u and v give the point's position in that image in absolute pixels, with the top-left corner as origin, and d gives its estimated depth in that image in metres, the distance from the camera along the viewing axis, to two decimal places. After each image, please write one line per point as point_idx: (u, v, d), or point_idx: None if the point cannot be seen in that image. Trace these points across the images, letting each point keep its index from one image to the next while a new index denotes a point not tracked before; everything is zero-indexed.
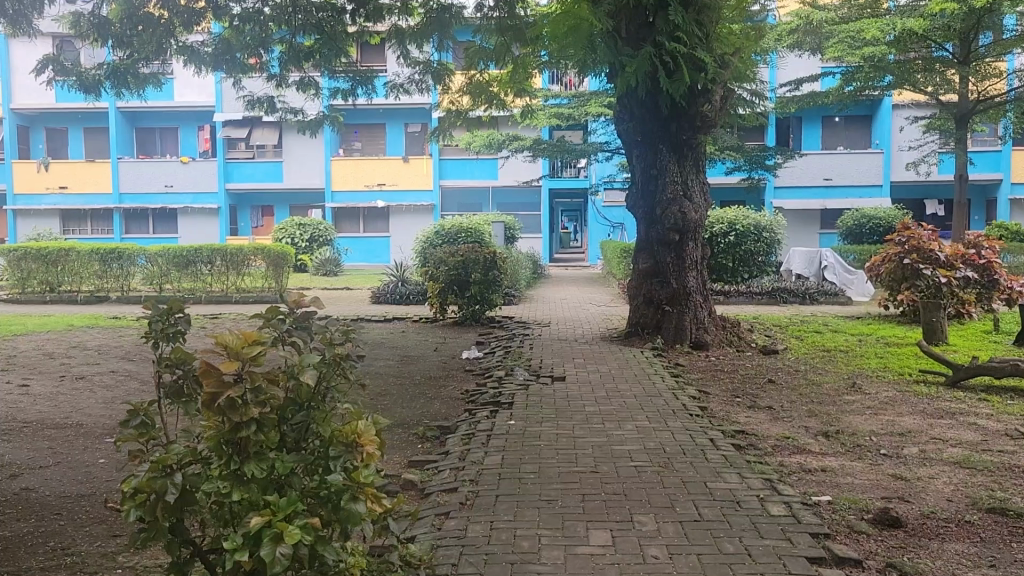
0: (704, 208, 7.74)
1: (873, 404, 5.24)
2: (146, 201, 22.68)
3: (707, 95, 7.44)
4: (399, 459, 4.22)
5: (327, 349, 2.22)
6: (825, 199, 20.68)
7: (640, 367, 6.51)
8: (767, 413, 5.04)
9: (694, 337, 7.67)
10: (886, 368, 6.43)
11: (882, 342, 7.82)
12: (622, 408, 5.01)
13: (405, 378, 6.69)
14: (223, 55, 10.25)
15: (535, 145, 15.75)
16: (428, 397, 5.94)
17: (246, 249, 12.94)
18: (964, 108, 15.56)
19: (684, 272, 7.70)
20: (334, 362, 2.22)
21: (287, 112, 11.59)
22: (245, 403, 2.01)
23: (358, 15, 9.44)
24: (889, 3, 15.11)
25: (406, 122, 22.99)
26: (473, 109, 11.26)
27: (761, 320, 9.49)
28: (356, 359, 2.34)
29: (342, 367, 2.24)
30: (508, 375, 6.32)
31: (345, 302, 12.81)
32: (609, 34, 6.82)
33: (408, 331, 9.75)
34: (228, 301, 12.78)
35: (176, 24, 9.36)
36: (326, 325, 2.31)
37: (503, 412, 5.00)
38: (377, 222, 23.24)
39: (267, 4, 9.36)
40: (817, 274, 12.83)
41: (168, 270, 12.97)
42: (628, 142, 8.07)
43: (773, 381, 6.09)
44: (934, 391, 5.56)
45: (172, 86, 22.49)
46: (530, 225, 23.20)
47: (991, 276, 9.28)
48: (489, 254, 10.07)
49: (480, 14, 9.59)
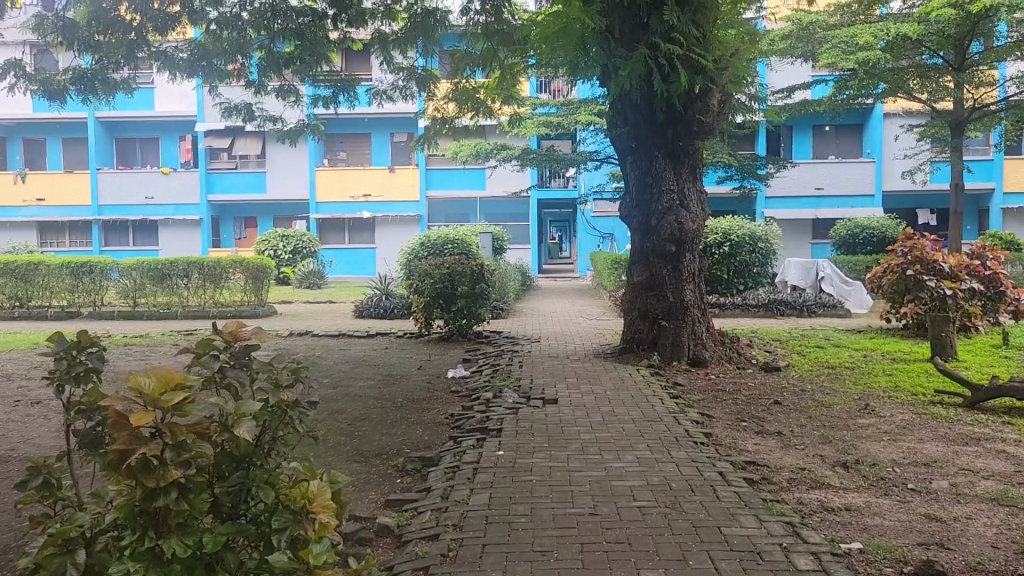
0: (701, 218, 7.37)
1: (890, 428, 4.85)
2: (126, 212, 22.17)
3: (703, 99, 7.09)
4: (375, 499, 3.79)
5: (272, 392, 1.81)
6: (817, 208, 20.41)
7: (638, 387, 6.10)
8: (777, 440, 4.65)
9: (692, 353, 7.26)
10: (898, 388, 6.04)
11: (888, 359, 7.44)
12: (621, 435, 4.60)
13: (386, 400, 6.27)
14: (200, 61, 9.81)
15: (523, 154, 15.36)
16: (409, 422, 5.50)
17: (224, 262, 12.48)
18: (960, 116, 15.36)
19: (681, 285, 7.33)
20: (281, 410, 1.83)
21: (266, 119, 11.15)
22: (164, 464, 1.55)
23: (340, 20, 9.11)
24: (881, 10, 14.90)
25: (392, 132, 22.58)
26: (459, 117, 10.86)
27: (759, 334, 9.12)
28: (309, 404, 1.94)
29: (289, 416, 1.82)
30: (496, 397, 5.90)
31: (327, 316, 12.36)
32: (601, 35, 6.47)
33: (391, 347, 9.34)
34: (205, 316, 12.34)
35: (149, 28, 8.96)
36: (272, 361, 1.90)
37: (492, 439, 4.59)
38: (363, 233, 22.80)
39: (246, 8, 9.02)
40: (814, 285, 12.45)
41: (143, 284, 12.48)
42: (621, 148, 7.69)
43: (779, 402, 5.69)
44: (953, 413, 5.18)
45: (152, 95, 22.01)
46: (518, 236, 22.82)
47: (996, 287, 8.97)
48: (476, 266, 9.68)
49: (466, 18, 9.26)
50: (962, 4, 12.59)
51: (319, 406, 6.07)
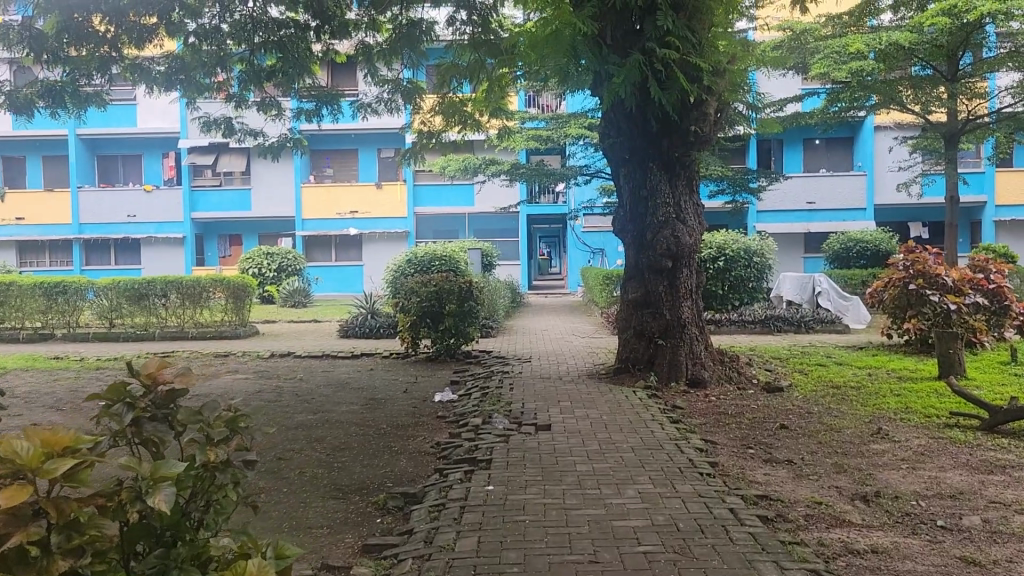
0: (698, 232, 7.06)
1: (907, 455, 4.53)
2: (107, 231, 21.77)
3: (700, 109, 6.76)
4: (350, 545, 3.43)
5: (199, 453, 1.61)
6: (809, 222, 20.20)
7: (635, 411, 5.74)
8: (788, 469, 4.32)
9: (690, 373, 6.93)
10: (910, 410, 5.71)
11: (895, 377, 7.12)
12: (620, 466, 4.26)
13: (370, 427, 5.92)
14: (178, 74, 9.39)
15: (512, 169, 15.05)
16: (392, 451, 5.14)
17: (203, 281, 12.07)
18: (953, 128, 15.22)
19: (678, 302, 7.02)
20: (209, 470, 1.61)
21: (246, 134, 10.77)
22: (47, 553, 1.26)
23: (323, 32, 8.94)
24: (871, 21, 14.75)
25: (379, 148, 22.26)
26: (446, 131, 10.54)
27: (758, 352, 8.80)
28: (245, 462, 1.71)
29: (214, 480, 1.61)
30: (486, 424, 5.55)
31: (310, 336, 11.97)
32: (592, 40, 6.19)
33: (376, 368, 8.98)
34: (184, 338, 11.94)
35: (123, 40, 8.60)
36: (201, 410, 1.69)
37: (480, 472, 4.24)
38: (350, 250, 22.44)
39: (225, 19, 8.77)
40: (810, 300, 12.15)
41: (120, 304, 12.07)
42: (613, 160, 7.39)
43: (785, 426, 5.35)
44: (971, 437, 4.86)
45: (134, 111, 21.63)
46: (507, 252, 22.53)
47: (1001, 302, 8.70)
48: (465, 283, 9.35)
49: (452, 28, 9.01)
50: (957, 12, 12.40)
51: (297, 434, 5.70)
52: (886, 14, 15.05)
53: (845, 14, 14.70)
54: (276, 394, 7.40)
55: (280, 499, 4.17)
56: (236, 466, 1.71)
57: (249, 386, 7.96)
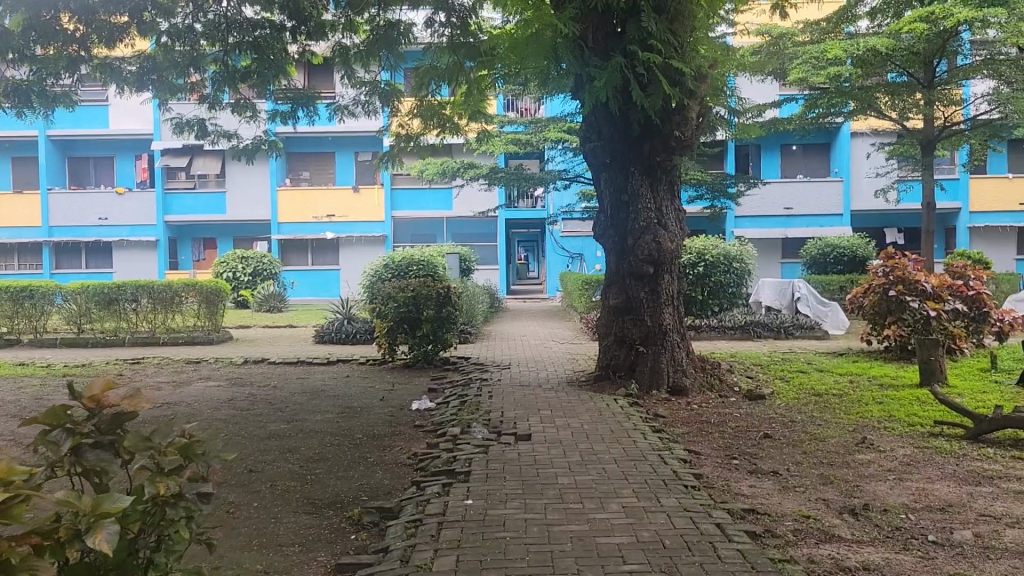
0: (680, 237, 6.97)
1: (893, 465, 4.46)
2: (78, 234, 21.38)
3: (682, 113, 6.68)
4: (322, 564, 3.29)
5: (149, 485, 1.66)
6: (786, 228, 20.29)
7: (617, 421, 5.63)
8: (773, 481, 4.23)
9: (672, 381, 6.84)
10: (893, 418, 5.65)
11: (876, 385, 7.06)
12: (602, 478, 4.15)
13: (345, 436, 5.77)
14: (149, 74, 9.16)
15: (491, 173, 14.92)
16: (367, 463, 4.99)
17: (175, 286, 11.82)
18: (929, 134, 15.31)
19: (660, 308, 6.92)
20: (159, 505, 1.68)
21: (220, 136, 10.56)
22: None
23: (299, 32, 8.82)
24: (848, 28, 14.81)
25: (356, 151, 22.04)
26: (424, 134, 10.37)
27: (739, 359, 8.74)
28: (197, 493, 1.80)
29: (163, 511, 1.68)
30: (464, 433, 5.42)
31: (285, 342, 11.75)
32: (573, 42, 6.10)
33: (352, 375, 8.81)
34: (155, 343, 11.68)
35: (92, 40, 8.39)
36: (151, 436, 1.74)
37: (459, 485, 4.11)
38: (326, 254, 22.16)
39: (198, 19, 8.60)
40: (789, 306, 12.13)
41: (89, 309, 11.79)
42: (594, 165, 7.29)
43: (769, 436, 5.27)
44: (957, 446, 4.80)
45: (106, 112, 21.25)
46: (486, 257, 22.40)
47: (981, 309, 8.69)
48: (442, 289, 9.20)
49: (431, 30, 8.90)
50: (934, 19, 12.45)
51: (270, 444, 5.53)
52: (863, 21, 15.12)
53: (823, 21, 14.76)
54: (249, 402, 7.22)
55: (250, 514, 4.01)
56: (188, 499, 1.78)
57: (221, 393, 7.77)
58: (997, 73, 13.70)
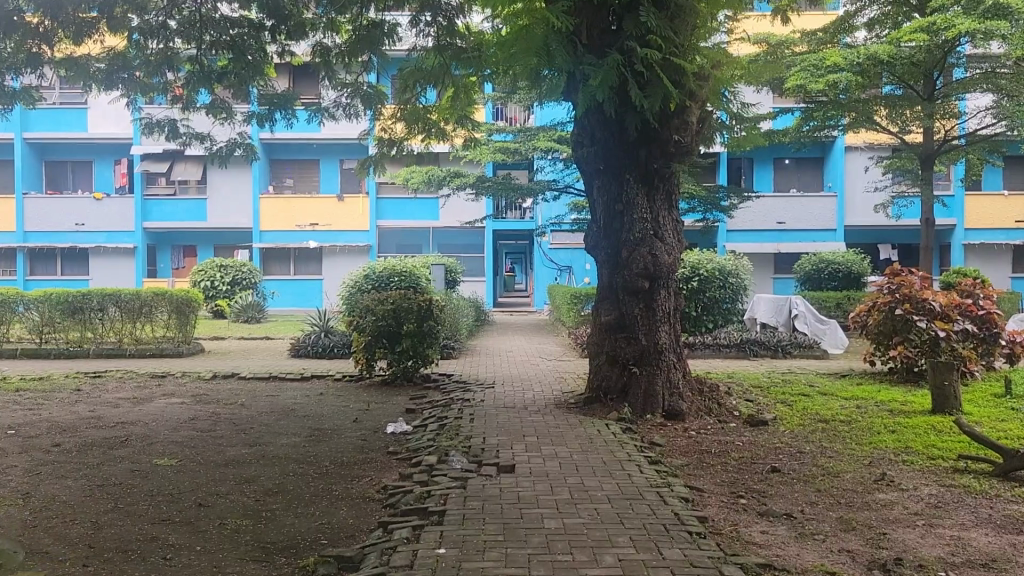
0: (677, 250, 6.48)
1: (921, 508, 3.99)
2: (53, 239, 20.73)
3: (681, 116, 6.25)
4: None
5: None
6: (780, 242, 19.90)
7: (609, 450, 5.13)
8: (787, 526, 3.75)
9: (667, 405, 6.35)
10: (912, 451, 5.18)
11: (887, 412, 6.58)
12: (594, 522, 3.64)
13: (311, 464, 5.23)
14: (118, 72, 8.62)
15: (478, 182, 14.45)
16: (330, 498, 4.45)
17: (145, 295, 11.23)
18: (929, 148, 14.95)
19: (655, 326, 6.43)
20: None
21: (193, 138, 10.01)
22: None
23: (279, 32, 8.30)
24: (844, 39, 14.50)
25: (341, 159, 21.62)
26: (408, 140, 9.88)
27: (737, 380, 8.23)
28: None
29: None
30: (441, 463, 4.91)
31: (258, 356, 11.17)
32: (566, 36, 5.67)
33: (327, 393, 8.26)
34: (121, 355, 11.11)
35: (58, 35, 7.88)
36: None
37: (433, 529, 3.58)
38: (309, 263, 21.64)
39: (173, 16, 8.08)
40: (786, 324, 11.65)
41: (53, 318, 11.18)
42: (586, 172, 6.81)
43: (777, 469, 4.79)
44: (987, 485, 4.35)
45: (85, 115, 20.62)
46: (473, 268, 21.95)
47: (991, 329, 8.26)
48: (424, 301, 8.70)
49: (416, 31, 8.45)
50: (936, 30, 12.11)
51: (225, 473, 4.97)
52: (861, 32, 14.75)
53: (820, 31, 14.47)
54: (211, 422, 6.66)
55: (188, 562, 3.44)
56: None
57: (183, 411, 7.22)
58: (997, 87, 13.36)
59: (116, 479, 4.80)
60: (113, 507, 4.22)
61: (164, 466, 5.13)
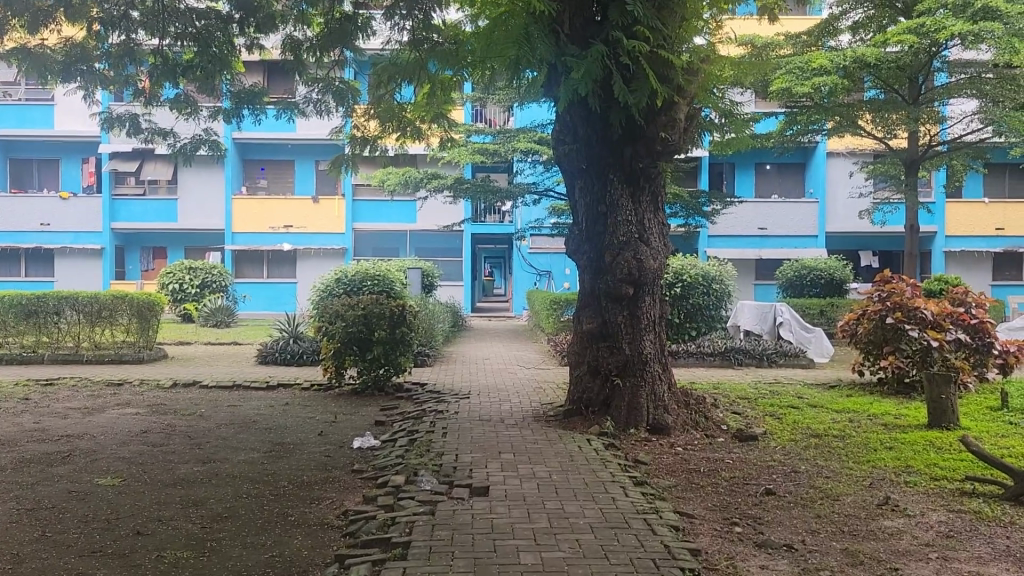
0: (664, 254, 6.12)
1: (931, 537, 3.66)
2: (17, 239, 20.04)
3: (668, 113, 5.89)
4: None
5: None
6: (761, 249, 19.63)
7: (592, 469, 4.76)
8: (789, 560, 3.39)
9: (652, 418, 6.00)
10: (912, 471, 4.86)
11: (881, 426, 6.27)
12: (575, 557, 3.26)
13: (269, 485, 4.81)
14: (75, 64, 8.07)
15: (456, 184, 14.06)
16: (285, 524, 4.04)
17: (104, 297, 10.71)
18: (914, 154, 14.76)
19: (640, 335, 6.07)
20: None
21: (155, 134, 9.53)
22: None
23: (248, 25, 7.80)
24: (828, 42, 14.27)
25: (316, 160, 21.15)
26: (383, 139, 9.41)
27: (723, 391, 7.90)
28: None
29: None
30: (410, 484, 4.51)
31: (223, 362, 10.69)
32: (549, 24, 5.30)
33: (292, 403, 7.81)
34: (79, 361, 10.58)
35: (11, 21, 7.40)
36: None
37: (395, 566, 3.17)
38: (283, 266, 21.11)
39: (135, 6, 7.62)
40: (771, 331, 11.35)
41: (6, 321, 10.64)
42: (569, 172, 6.44)
43: (772, 491, 4.44)
44: (998, 511, 4.03)
45: (51, 112, 19.95)
46: (450, 272, 21.55)
47: (984, 339, 7.83)
48: (396, 307, 8.28)
49: (391, 25, 8.04)
50: (925, 32, 11.89)
51: (172, 495, 4.55)
52: (845, 35, 14.54)
53: (804, 35, 14.22)
54: (164, 436, 6.20)
55: None
56: None
57: (136, 423, 6.73)
58: (982, 92, 13.15)
59: (49, 503, 4.34)
60: (40, 536, 3.78)
61: (106, 487, 4.69)
